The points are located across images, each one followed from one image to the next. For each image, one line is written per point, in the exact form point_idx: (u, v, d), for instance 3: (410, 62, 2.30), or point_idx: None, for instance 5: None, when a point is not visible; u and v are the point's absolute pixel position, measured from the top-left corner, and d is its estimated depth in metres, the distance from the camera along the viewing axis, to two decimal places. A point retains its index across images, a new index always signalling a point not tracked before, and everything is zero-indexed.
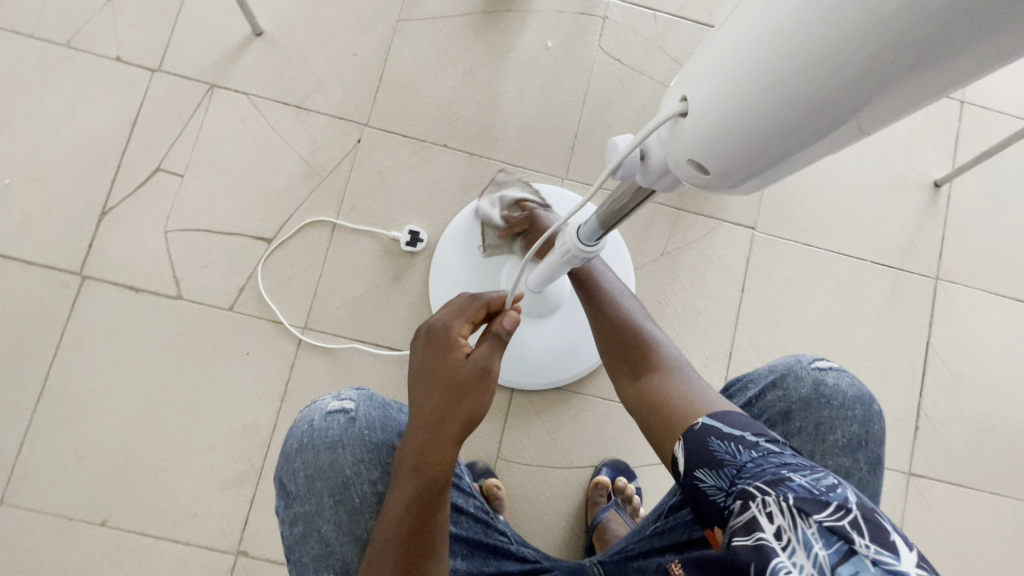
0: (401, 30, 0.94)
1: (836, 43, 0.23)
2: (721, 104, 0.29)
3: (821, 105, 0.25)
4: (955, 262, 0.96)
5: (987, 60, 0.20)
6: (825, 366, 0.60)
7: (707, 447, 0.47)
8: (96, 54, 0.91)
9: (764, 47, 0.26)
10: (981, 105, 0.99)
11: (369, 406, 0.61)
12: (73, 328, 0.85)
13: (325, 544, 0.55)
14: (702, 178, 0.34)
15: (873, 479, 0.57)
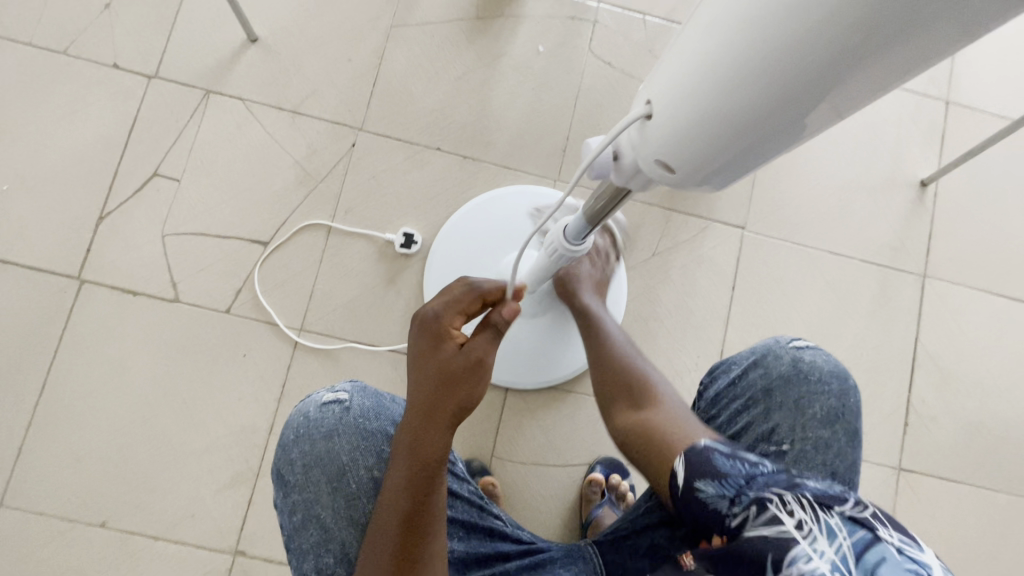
0: (394, 36, 0.95)
1: (781, 43, 0.25)
2: (684, 106, 0.30)
3: (780, 98, 0.26)
4: (942, 259, 0.97)
5: (920, 52, 0.22)
6: (802, 344, 0.62)
7: (710, 460, 0.47)
8: (93, 61, 0.92)
9: (715, 50, 0.28)
10: (966, 104, 1.01)
11: (363, 397, 0.61)
12: (71, 332, 0.86)
13: (324, 529, 0.56)
14: (670, 177, 0.35)
15: (852, 450, 0.57)
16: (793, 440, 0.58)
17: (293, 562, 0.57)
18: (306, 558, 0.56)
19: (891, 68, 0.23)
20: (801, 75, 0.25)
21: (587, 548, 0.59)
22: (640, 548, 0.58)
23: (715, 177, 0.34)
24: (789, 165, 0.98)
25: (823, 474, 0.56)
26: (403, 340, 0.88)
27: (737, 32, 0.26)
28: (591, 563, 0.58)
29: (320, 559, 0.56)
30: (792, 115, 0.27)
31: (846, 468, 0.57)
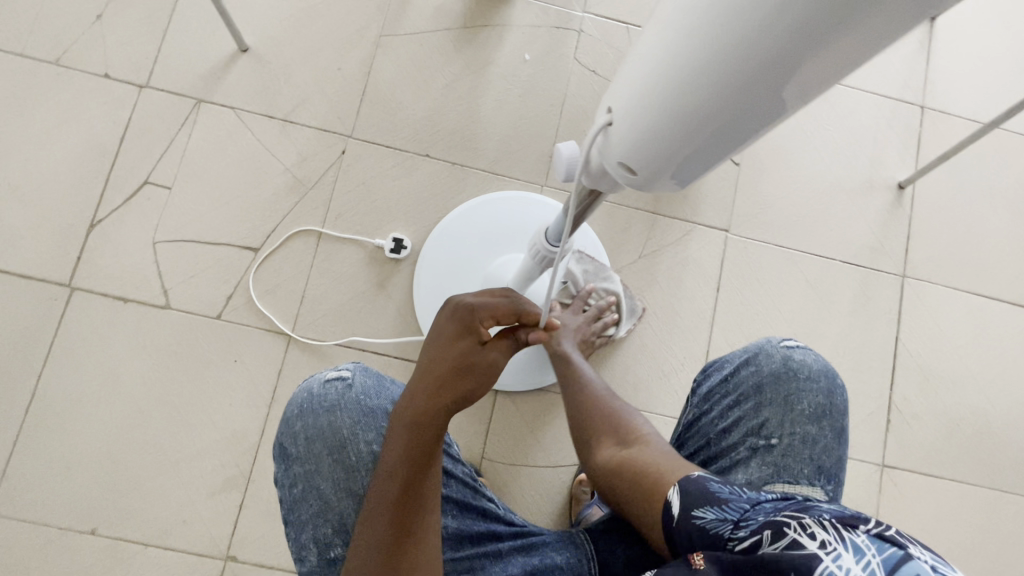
0: (383, 45, 0.97)
1: (720, 50, 0.27)
2: (643, 108, 0.32)
3: (725, 98, 0.28)
4: (920, 259, 1.00)
5: (843, 51, 0.24)
6: (793, 344, 0.64)
7: (708, 488, 0.48)
8: (84, 71, 0.93)
9: (666, 59, 0.30)
10: (940, 109, 1.04)
11: (364, 375, 0.63)
12: (62, 339, 0.86)
13: (323, 500, 0.58)
14: (633, 180, 0.37)
15: (838, 447, 0.59)
16: (782, 434, 0.59)
17: (291, 533, 0.58)
18: (304, 528, 0.57)
19: (830, 62, 0.25)
20: (746, 71, 0.26)
21: (579, 535, 0.61)
22: (628, 536, 0.60)
23: (677, 176, 0.35)
24: (771, 169, 1.00)
25: (810, 468, 0.57)
26: (393, 344, 0.89)
27: (686, 37, 0.28)
28: (582, 548, 0.60)
29: (318, 529, 0.57)
30: (744, 111, 0.29)
31: (832, 463, 0.58)
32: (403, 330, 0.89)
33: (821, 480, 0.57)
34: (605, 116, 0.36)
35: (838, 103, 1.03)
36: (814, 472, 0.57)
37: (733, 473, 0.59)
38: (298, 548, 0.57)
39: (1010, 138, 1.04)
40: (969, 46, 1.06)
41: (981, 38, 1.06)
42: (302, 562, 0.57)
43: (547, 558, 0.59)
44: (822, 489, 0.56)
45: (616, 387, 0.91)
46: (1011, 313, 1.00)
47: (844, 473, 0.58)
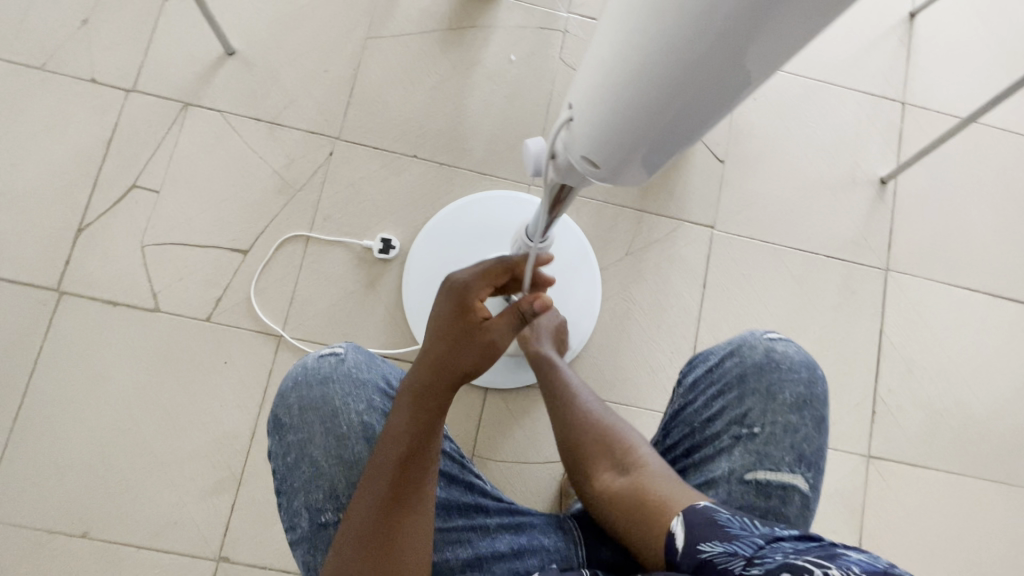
0: (370, 48, 0.98)
1: (661, 48, 0.28)
2: (598, 100, 0.33)
3: (673, 93, 0.29)
4: (903, 253, 1.01)
5: (777, 40, 0.25)
6: (776, 336, 0.65)
7: (716, 520, 0.47)
8: (71, 76, 0.93)
9: (615, 58, 0.31)
10: (921, 105, 1.05)
11: (357, 351, 0.64)
12: (51, 343, 0.86)
13: (314, 467, 0.58)
14: (596, 173, 0.38)
15: (818, 436, 0.60)
16: (764, 423, 0.60)
17: (283, 501, 0.58)
18: (296, 496, 0.58)
19: (767, 50, 0.26)
20: (686, 61, 0.27)
21: (568, 522, 0.62)
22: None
23: (638, 167, 0.36)
24: (755, 166, 1.02)
25: (791, 455, 0.58)
26: (383, 343, 0.89)
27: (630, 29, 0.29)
28: (570, 534, 0.61)
29: (310, 496, 0.58)
30: (692, 101, 0.30)
31: (812, 451, 0.59)
32: (393, 330, 0.90)
33: (802, 468, 0.58)
34: (567, 112, 0.37)
35: (820, 100, 1.05)
36: (795, 460, 0.58)
37: (716, 461, 0.60)
38: (290, 516, 0.58)
39: (989, 133, 1.06)
40: (948, 42, 1.08)
41: (959, 35, 1.08)
42: (294, 531, 0.58)
43: (534, 539, 0.60)
44: (802, 477, 0.58)
45: (605, 384, 0.92)
46: (993, 305, 1.01)
47: (824, 462, 0.60)
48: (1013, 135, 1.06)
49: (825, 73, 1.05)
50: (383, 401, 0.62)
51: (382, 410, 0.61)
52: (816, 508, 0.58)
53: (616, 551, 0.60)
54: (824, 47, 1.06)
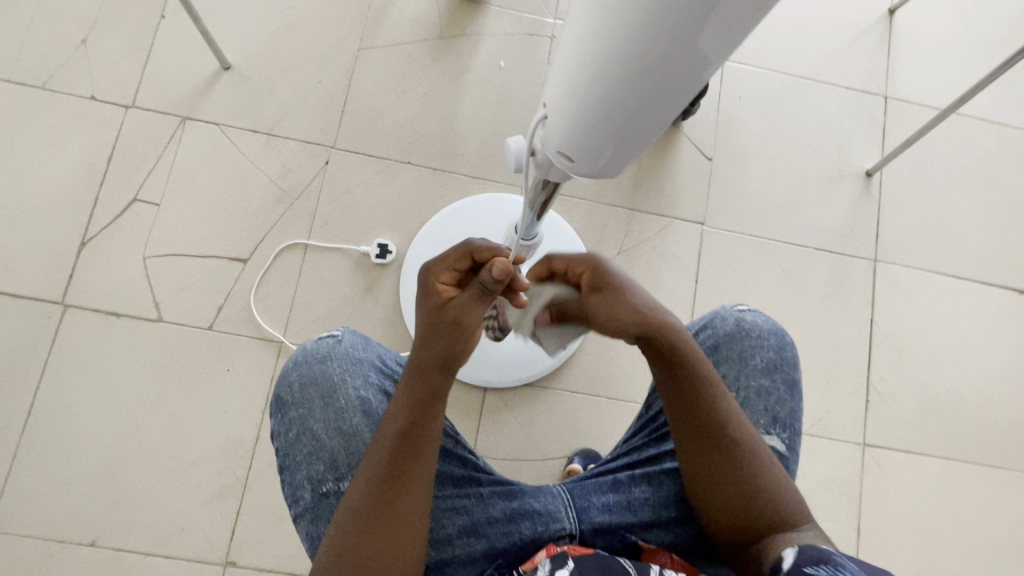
0: (361, 58, 1.00)
1: (617, 44, 0.30)
2: (567, 99, 0.36)
3: (632, 86, 0.32)
4: (891, 244, 1.03)
5: (721, 34, 0.27)
6: (745, 307, 0.66)
7: (827, 554, 0.46)
8: (70, 94, 0.95)
9: (579, 55, 0.33)
10: (902, 98, 1.08)
11: (353, 333, 0.66)
12: (57, 355, 0.88)
13: (315, 440, 0.60)
14: (571, 168, 0.40)
15: (791, 398, 0.62)
16: (738, 389, 0.62)
17: (286, 476, 0.60)
18: (299, 469, 0.60)
19: (713, 43, 0.28)
20: (643, 55, 0.30)
21: (557, 486, 0.63)
22: (602, 484, 0.64)
23: (611, 162, 0.38)
24: (743, 162, 1.04)
25: (766, 418, 0.61)
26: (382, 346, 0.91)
27: (589, 32, 0.32)
28: (559, 497, 0.62)
29: (312, 468, 0.59)
30: (650, 96, 0.32)
31: (786, 414, 0.62)
32: (392, 332, 0.91)
33: (776, 429, 0.61)
34: (543, 112, 0.40)
35: (804, 96, 1.07)
36: (769, 422, 0.61)
37: None
38: (293, 489, 0.59)
39: (970, 123, 1.08)
40: (926, 36, 1.10)
41: (937, 29, 1.10)
42: (297, 504, 0.59)
43: (527, 503, 0.61)
44: (777, 437, 0.61)
45: (603, 379, 0.94)
46: (980, 292, 1.03)
47: (799, 422, 0.62)
48: (993, 124, 1.08)
49: (808, 70, 1.08)
50: (379, 378, 0.64)
51: (379, 386, 0.63)
52: (794, 465, 0.62)
53: (604, 509, 0.62)
54: (806, 44, 1.09)
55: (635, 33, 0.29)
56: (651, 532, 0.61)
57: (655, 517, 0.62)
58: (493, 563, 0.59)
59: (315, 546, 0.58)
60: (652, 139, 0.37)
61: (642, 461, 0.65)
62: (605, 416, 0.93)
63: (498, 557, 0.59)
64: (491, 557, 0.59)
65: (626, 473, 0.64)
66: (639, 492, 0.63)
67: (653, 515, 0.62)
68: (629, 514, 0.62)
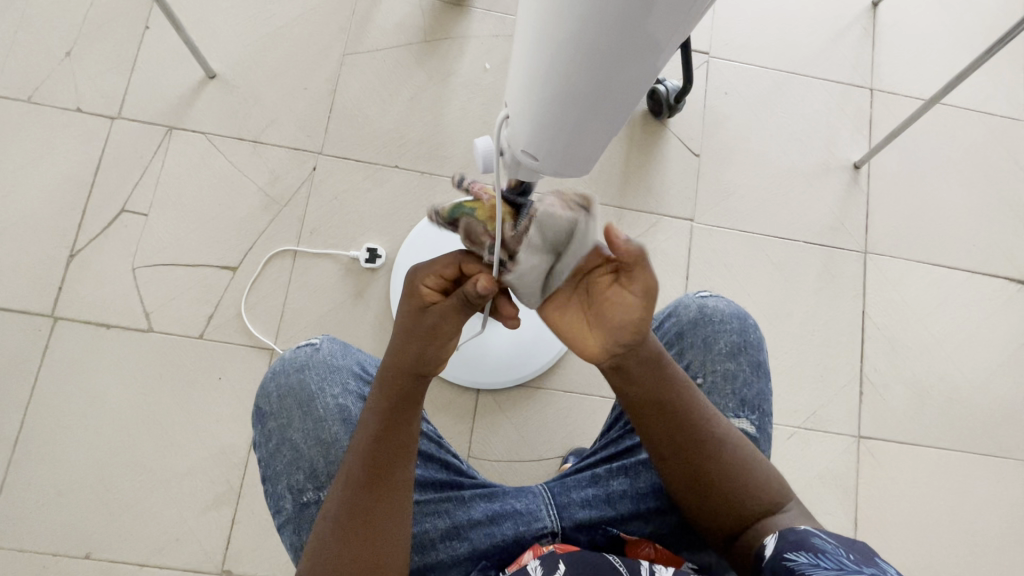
0: (347, 64, 1.00)
1: (562, 42, 0.31)
2: (524, 96, 0.36)
3: (583, 81, 0.32)
4: (880, 235, 1.03)
5: (664, 27, 0.28)
6: (707, 293, 0.69)
7: (809, 537, 0.46)
8: (56, 107, 0.95)
9: (529, 56, 0.34)
10: (888, 90, 1.08)
11: (332, 341, 0.66)
12: (47, 368, 0.88)
13: (295, 449, 0.60)
14: (538, 166, 0.40)
15: (756, 379, 0.65)
16: (705, 374, 0.65)
17: (268, 486, 0.60)
18: (280, 479, 0.60)
19: (657, 36, 0.29)
20: (590, 49, 0.30)
21: (539, 485, 0.64)
22: (581, 480, 0.64)
23: (574, 158, 0.39)
24: (731, 158, 1.04)
25: (734, 401, 0.63)
26: (373, 351, 0.91)
27: (535, 29, 0.32)
28: (540, 496, 0.63)
29: (292, 478, 0.60)
30: (605, 84, 0.32)
31: (753, 395, 0.64)
32: (383, 337, 0.91)
33: (745, 411, 0.63)
34: (505, 112, 0.40)
35: (791, 90, 1.07)
36: (738, 404, 0.63)
37: None
38: (275, 500, 0.60)
39: (955, 113, 1.08)
40: (910, 28, 1.10)
41: (921, 20, 1.11)
42: (279, 514, 0.60)
43: (507, 504, 0.62)
44: (747, 419, 0.63)
45: (595, 378, 0.94)
46: (971, 281, 1.03)
47: (767, 403, 0.65)
48: (978, 114, 1.09)
49: (794, 65, 1.08)
50: (358, 385, 0.64)
51: (358, 393, 0.63)
52: (767, 445, 0.64)
53: (584, 504, 0.62)
54: (789, 40, 1.09)
55: (579, 26, 0.29)
56: (632, 525, 0.61)
57: (634, 510, 0.61)
58: (477, 564, 0.59)
59: (298, 556, 0.58)
60: (615, 128, 0.37)
61: (618, 453, 0.65)
62: (597, 415, 0.93)
63: (482, 558, 0.59)
64: (475, 559, 0.59)
65: (604, 467, 0.65)
66: (617, 485, 0.63)
67: (632, 507, 0.62)
68: (608, 508, 0.62)
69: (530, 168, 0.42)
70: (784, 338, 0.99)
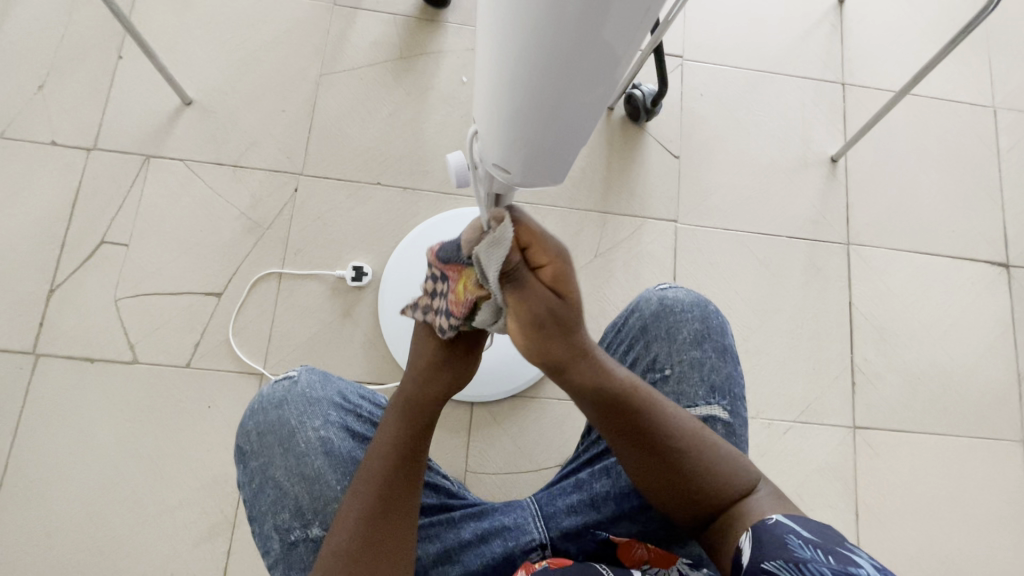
0: (324, 84, 1.00)
1: (513, 59, 0.32)
2: (489, 114, 0.37)
3: (537, 96, 0.33)
4: (862, 226, 1.05)
5: (607, 42, 0.29)
6: (666, 285, 0.69)
7: (784, 542, 0.45)
8: (30, 140, 0.94)
9: (489, 73, 0.35)
10: (860, 84, 1.10)
11: (310, 372, 0.65)
12: (30, 406, 0.86)
13: (279, 487, 0.59)
14: (510, 179, 0.41)
15: (724, 364, 0.65)
16: (673, 364, 0.65)
17: (254, 526, 0.59)
18: (265, 519, 0.59)
19: (604, 50, 0.29)
20: (538, 65, 0.31)
21: (526, 498, 0.64)
22: (566, 488, 0.64)
23: (542, 172, 0.40)
24: (710, 158, 1.05)
25: (704, 388, 0.64)
26: (363, 371, 0.90)
27: (493, 50, 0.33)
28: (527, 509, 0.63)
29: (278, 516, 0.59)
30: (563, 100, 0.33)
31: (722, 380, 0.64)
32: (373, 356, 0.91)
33: (716, 398, 0.63)
34: (475, 129, 0.41)
35: (764, 89, 1.09)
36: (708, 391, 0.63)
37: None
38: (263, 540, 0.59)
39: (926, 103, 1.11)
40: (877, 22, 1.13)
41: (886, 14, 1.13)
42: (269, 554, 0.59)
43: (496, 521, 0.62)
44: (719, 405, 0.63)
45: None
46: (953, 267, 1.05)
47: (738, 386, 0.65)
48: (949, 102, 1.11)
49: (766, 64, 1.10)
50: (339, 415, 0.63)
51: (340, 423, 0.63)
52: (743, 429, 0.63)
53: (569, 512, 0.62)
54: (760, 40, 1.11)
55: (532, 47, 0.30)
56: (619, 525, 0.61)
57: (617, 512, 0.61)
58: None
59: None
60: (584, 137, 0.38)
61: (598, 457, 0.65)
62: None
63: None
64: None
65: (586, 472, 0.65)
66: (599, 487, 0.62)
67: (616, 512, 0.61)
68: (593, 512, 0.62)
69: (504, 182, 0.43)
70: (774, 333, 0.99)
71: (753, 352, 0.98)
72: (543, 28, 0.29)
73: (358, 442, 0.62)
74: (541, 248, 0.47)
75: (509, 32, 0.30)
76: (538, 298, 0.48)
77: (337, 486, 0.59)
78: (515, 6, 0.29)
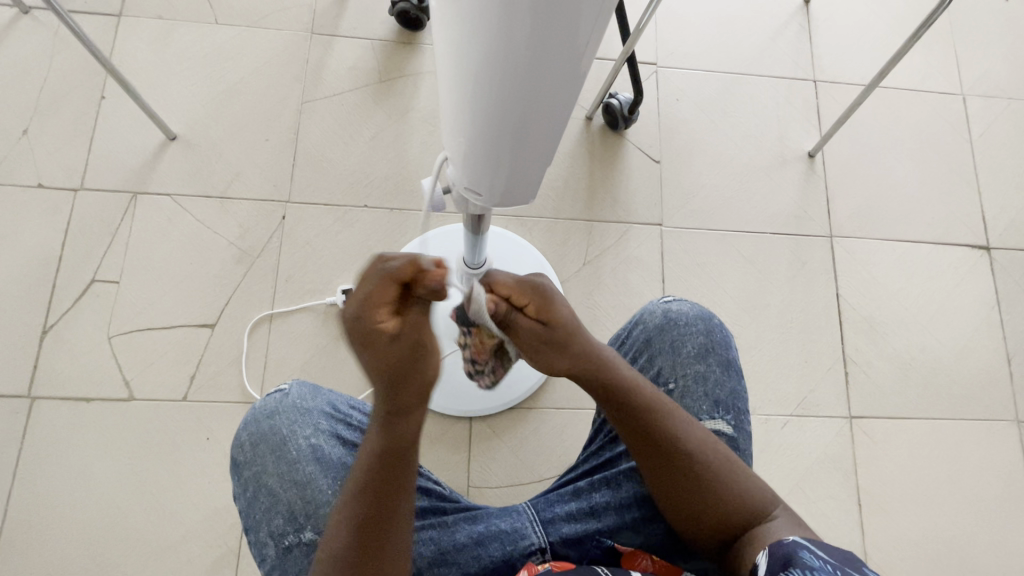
0: (306, 111, 1.02)
1: (472, 95, 0.34)
2: (457, 145, 0.40)
3: (497, 129, 0.36)
4: (843, 218, 1.06)
5: (555, 77, 0.31)
6: (671, 298, 0.70)
7: (796, 554, 0.45)
8: (17, 185, 0.95)
9: (452, 107, 0.37)
10: (831, 81, 1.13)
11: (300, 385, 0.66)
12: (28, 449, 0.86)
13: (272, 495, 0.60)
14: (483, 202, 0.44)
15: (727, 378, 0.66)
16: (677, 378, 0.66)
17: (250, 536, 0.60)
18: (260, 527, 0.59)
19: (553, 84, 0.32)
20: (495, 102, 0.34)
21: (522, 503, 0.64)
22: (564, 494, 0.64)
23: (513, 194, 0.42)
24: (691, 160, 1.07)
25: (708, 403, 0.64)
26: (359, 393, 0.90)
27: (454, 78, 0.35)
28: (525, 513, 0.63)
29: (272, 523, 0.59)
30: (524, 131, 0.36)
31: (726, 395, 0.65)
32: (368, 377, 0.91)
33: (720, 412, 0.64)
34: (444, 158, 0.44)
35: (739, 90, 1.11)
36: (712, 406, 0.64)
37: None
38: (258, 548, 0.59)
39: (896, 94, 1.13)
40: (843, 20, 1.16)
41: (852, 12, 1.16)
42: (265, 562, 0.59)
43: (493, 525, 0.62)
44: (722, 420, 0.64)
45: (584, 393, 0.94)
46: (935, 252, 1.06)
47: (741, 401, 0.66)
48: (919, 93, 1.14)
49: (739, 65, 1.12)
50: (330, 424, 0.64)
51: (331, 432, 0.63)
52: (747, 443, 0.64)
53: (569, 518, 0.62)
54: (732, 43, 1.13)
55: (490, 69, 0.31)
56: (621, 534, 0.61)
57: (614, 514, 0.62)
58: None
59: None
60: (550, 153, 0.39)
61: (599, 467, 0.66)
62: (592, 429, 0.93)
63: None
64: None
65: (585, 481, 0.65)
66: (599, 497, 0.63)
67: (616, 518, 0.62)
68: (593, 519, 0.62)
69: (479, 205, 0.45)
70: (764, 329, 1.01)
71: (745, 348, 0.99)
72: (498, 51, 0.30)
73: (349, 450, 0.63)
74: (518, 293, 0.54)
75: (467, 58, 0.32)
76: (524, 332, 0.56)
77: (327, 490, 0.59)
78: (466, 48, 0.31)
